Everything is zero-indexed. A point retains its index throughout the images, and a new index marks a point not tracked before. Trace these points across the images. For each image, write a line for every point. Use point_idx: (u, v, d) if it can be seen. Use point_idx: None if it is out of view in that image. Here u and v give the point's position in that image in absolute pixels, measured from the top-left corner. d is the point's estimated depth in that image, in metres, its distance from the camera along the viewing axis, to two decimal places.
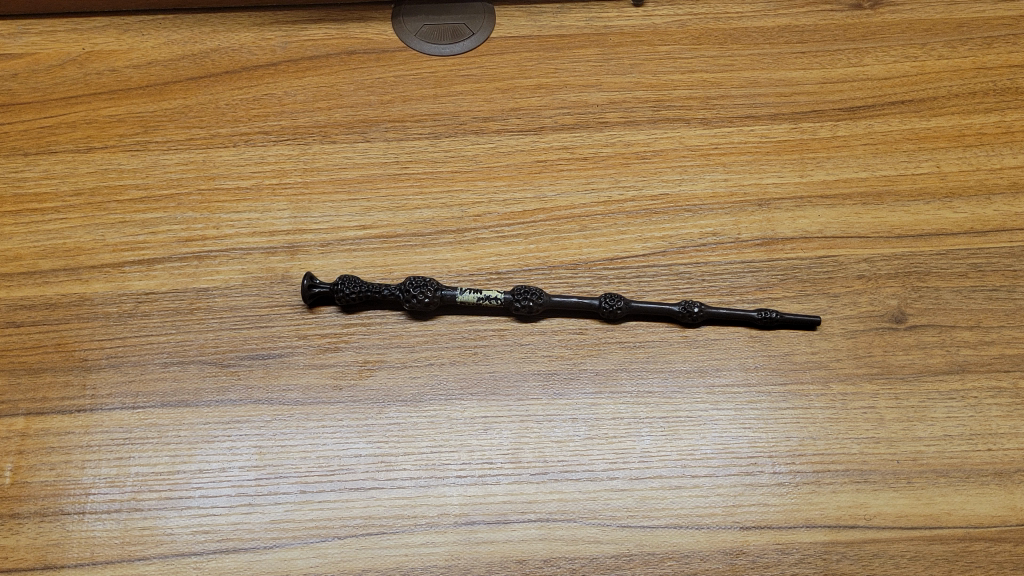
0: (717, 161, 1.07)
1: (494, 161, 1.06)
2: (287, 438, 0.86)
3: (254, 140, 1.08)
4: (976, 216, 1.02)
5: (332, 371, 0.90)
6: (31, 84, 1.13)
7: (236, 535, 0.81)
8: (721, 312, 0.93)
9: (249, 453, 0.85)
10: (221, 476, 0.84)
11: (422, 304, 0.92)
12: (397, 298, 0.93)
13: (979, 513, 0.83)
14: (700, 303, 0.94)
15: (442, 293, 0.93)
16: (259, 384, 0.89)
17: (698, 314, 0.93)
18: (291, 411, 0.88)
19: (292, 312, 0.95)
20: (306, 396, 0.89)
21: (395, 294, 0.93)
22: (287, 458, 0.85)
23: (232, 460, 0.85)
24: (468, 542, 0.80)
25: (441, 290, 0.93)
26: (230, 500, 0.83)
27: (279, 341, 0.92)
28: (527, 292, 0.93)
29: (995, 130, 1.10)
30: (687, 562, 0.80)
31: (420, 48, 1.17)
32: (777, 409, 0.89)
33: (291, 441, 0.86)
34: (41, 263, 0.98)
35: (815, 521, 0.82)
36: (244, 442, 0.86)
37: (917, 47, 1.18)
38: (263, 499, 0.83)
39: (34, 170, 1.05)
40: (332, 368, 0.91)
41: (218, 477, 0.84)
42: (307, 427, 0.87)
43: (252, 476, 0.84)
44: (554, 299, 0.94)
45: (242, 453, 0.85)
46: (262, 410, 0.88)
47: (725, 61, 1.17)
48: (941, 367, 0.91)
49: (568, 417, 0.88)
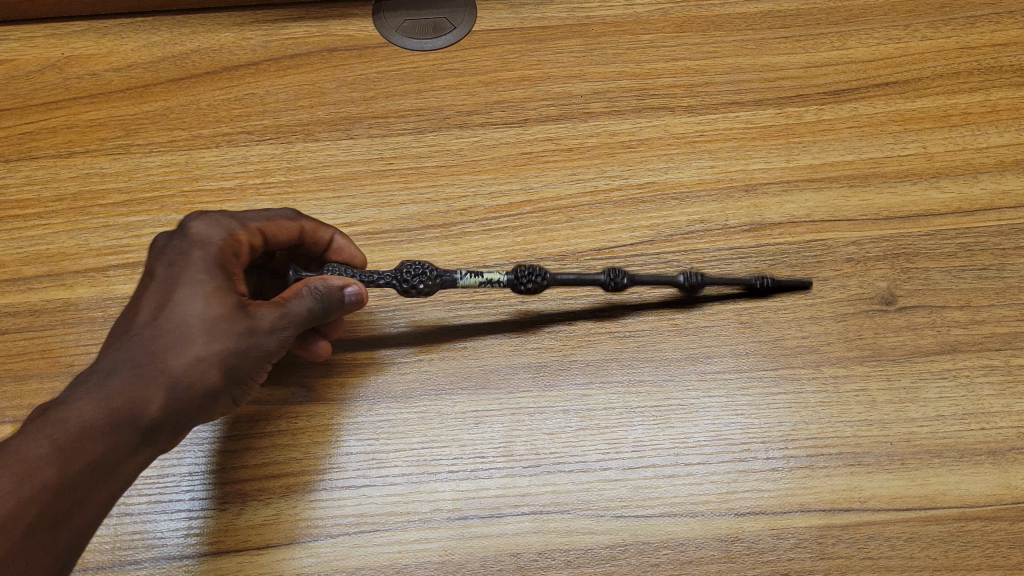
0: (703, 148, 1.06)
1: (479, 154, 1.06)
2: (254, 358, 0.76)
3: (237, 140, 1.07)
4: (964, 195, 1.02)
5: (342, 277, 0.81)
6: (11, 90, 1.13)
7: (116, 464, 0.70)
8: (720, 279, 0.93)
9: (203, 356, 0.73)
10: (148, 377, 0.72)
11: (429, 288, 0.89)
12: (402, 288, 0.88)
13: (973, 492, 0.82)
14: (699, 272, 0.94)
15: (441, 278, 0.89)
16: (226, 262, 0.79)
17: (698, 280, 0.92)
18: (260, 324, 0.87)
19: (309, 218, 0.90)
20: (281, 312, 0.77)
21: (392, 283, 0.88)
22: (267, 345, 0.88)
23: (185, 362, 0.72)
24: (461, 537, 0.81)
25: (441, 276, 0.89)
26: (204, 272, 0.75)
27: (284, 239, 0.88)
28: (530, 272, 0.90)
29: (980, 110, 1.09)
30: (682, 550, 0.80)
31: (401, 43, 1.16)
32: (769, 394, 0.89)
33: (254, 363, 0.76)
34: (25, 269, 0.97)
35: (810, 506, 0.82)
36: (202, 346, 0.73)
37: (900, 28, 1.18)
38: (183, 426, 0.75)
39: (16, 177, 1.05)
40: (347, 297, 0.81)
41: (142, 377, 0.71)
42: (270, 349, 0.77)
43: (184, 391, 0.73)
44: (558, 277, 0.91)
45: (193, 259, 0.77)
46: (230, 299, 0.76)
47: (708, 48, 1.16)
48: (932, 347, 0.91)
49: (559, 409, 0.88)
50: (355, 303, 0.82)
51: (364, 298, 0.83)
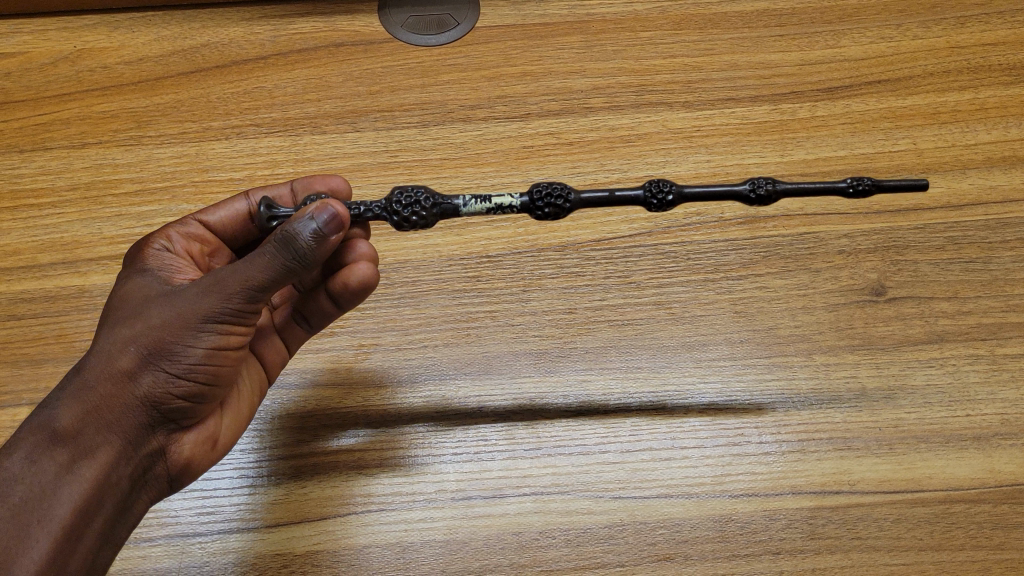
0: (700, 143, 1.09)
1: (482, 148, 1.08)
2: (171, 326, 0.69)
3: (246, 132, 1.10)
4: (952, 190, 1.05)
5: (303, 213, 0.69)
6: (24, 82, 1.15)
7: (54, 486, 0.66)
8: (799, 187, 0.79)
9: (113, 348, 0.70)
10: (65, 390, 0.70)
11: (425, 218, 0.79)
12: (394, 221, 0.79)
13: (958, 476, 0.86)
14: (771, 179, 0.80)
15: (439, 206, 0.79)
16: (152, 261, 0.79)
17: (768, 190, 0.80)
18: (282, 313, 0.85)
19: (258, 190, 0.88)
20: (210, 280, 0.69)
21: (381, 216, 0.79)
22: (311, 321, 0.83)
23: (94, 362, 0.70)
24: (465, 516, 0.84)
25: (440, 201, 0.79)
26: (124, 286, 0.76)
27: (242, 223, 0.88)
28: (551, 190, 0.79)
29: (969, 107, 1.12)
30: (678, 530, 0.83)
31: (406, 38, 1.19)
32: (763, 381, 0.92)
33: (173, 330, 0.69)
34: (40, 257, 1.00)
35: (801, 488, 0.85)
36: (110, 340, 0.70)
37: (892, 28, 1.21)
38: (124, 426, 0.70)
39: (30, 167, 1.07)
40: (308, 232, 0.68)
41: (61, 394, 0.70)
42: (186, 312, 0.69)
43: (103, 390, 0.69)
44: (586, 194, 0.79)
45: (121, 275, 0.79)
46: (144, 290, 0.74)
47: (705, 45, 1.19)
48: (920, 337, 0.94)
49: (559, 395, 0.91)
50: (325, 229, 0.69)
51: (337, 217, 0.70)
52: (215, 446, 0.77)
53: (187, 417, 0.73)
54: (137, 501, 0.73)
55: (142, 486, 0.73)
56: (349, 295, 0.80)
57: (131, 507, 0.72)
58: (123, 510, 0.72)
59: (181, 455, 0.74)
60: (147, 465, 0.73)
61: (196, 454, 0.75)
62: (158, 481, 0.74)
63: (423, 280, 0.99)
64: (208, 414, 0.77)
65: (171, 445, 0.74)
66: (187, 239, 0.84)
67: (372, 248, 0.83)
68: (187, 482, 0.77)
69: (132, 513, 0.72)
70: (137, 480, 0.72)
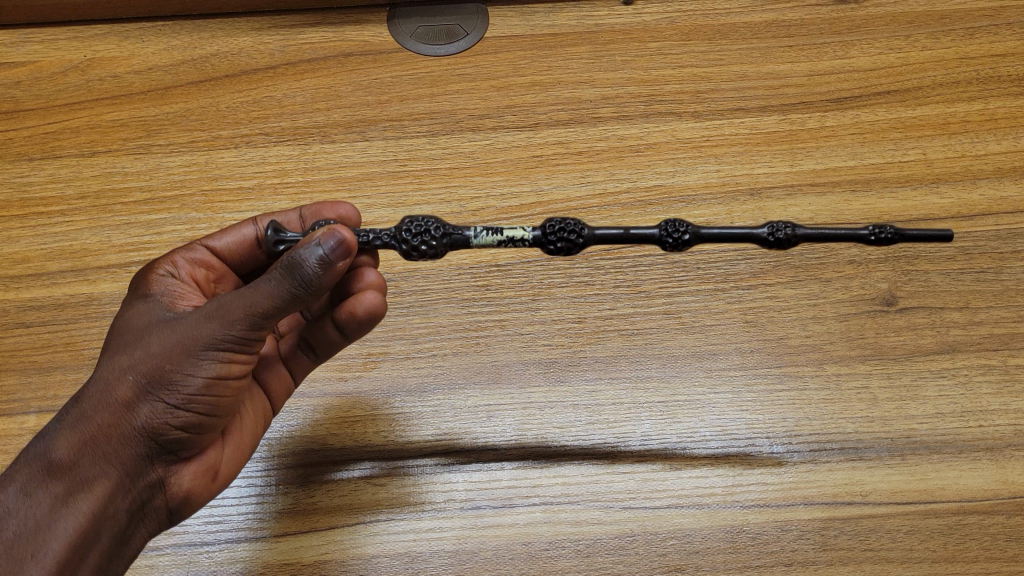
0: (709, 153, 1.09)
1: (491, 157, 1.09)
2: (171, 355, 0.68)
3: (254, 141, 1.10)
4: (963, 200, 1.04)
5: (310, 239, 0.68)
6: (35, 90, 1.16)
7: (49, 519, 0.67)
8: (819, 234, 0.79)
9: (111, 377, 0.70)
10: (64, 420, 0.70)
11: (435, 250, 0.79)
12: (403, 249, 0.79)
13: (972, 487, 0.85)
14: (790, 223, 0.80)
15: (449, 236, 0.79)
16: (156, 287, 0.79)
17: (788, 236, 0.79)
18: (289, 341, 0.85)
19: (268, 216, 0.87)
20: (213, 308, 0.69)
21: (390, 244, 0.79)
22: (317, 350, 0.82)
23: (93, 392, 0.70)
24: (474, 526, 0.83)
25: (450, 231, 0.79)
26: (127, 312, 0.76)
27: (249, 249, 0.87)
28: (564, 224, 0.79)
29: (978, 118, 1.12)
30: (689, 541, 0.82)
31: (415, 48, 1.19)
32: (774, 391, 0.91)
33: (174, 358, 0.68)
34: (48, 265, 1.00)
35: (813, 498, 0.84)
36: (110, 367, 0.70)
37: (901, 39, 1.21)
38: (121, 457, 0.69)
39: (39, 175, 1.08)
40: (315, 259, 0.67)
41: (61, 424, 0.70)
42: (187, 339, 0.68)
43: (100, 419, 0.69)
44: (600, 232, 0.79)
45: (126, 300, 0.79)
46: (147, 316, 0.74)
47: (714, 56, 1.19)
48: (931, 347, 0.94)
49: (569, 404, 0.90)
50: (332, 255, 0.68)
51: (345, 243, 0.68)
52: (217, 478, 0.76)
53: (186, 448, 0.72)
54: (135, 534, 0.72)
55: (141, 518, 0.72)
56: (355, 324, 0.79)
57: (130, 540, 0.72)
58: (120, 543, 0.71)
59: (181, 487, 0.73)
60: (146, 497, 0.72)
61: (197, 487, 0.74)
62: (158, 513, 0.73)
63: (432, 289, 0.99)
64: (209, 444, 0.75)
65: (170, 477, 0.72)
66: (193, 264, 0.84)
67: (380, 277, 0.83)
68: (187, 514, 0.75)
69: (131, 546, 0.72)
70: (135, 513, 0.71)
